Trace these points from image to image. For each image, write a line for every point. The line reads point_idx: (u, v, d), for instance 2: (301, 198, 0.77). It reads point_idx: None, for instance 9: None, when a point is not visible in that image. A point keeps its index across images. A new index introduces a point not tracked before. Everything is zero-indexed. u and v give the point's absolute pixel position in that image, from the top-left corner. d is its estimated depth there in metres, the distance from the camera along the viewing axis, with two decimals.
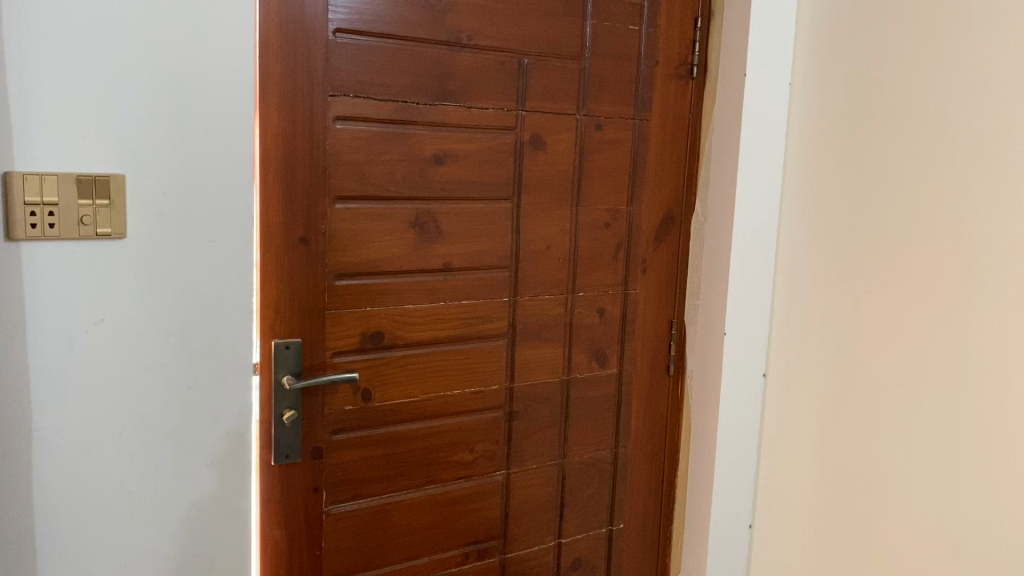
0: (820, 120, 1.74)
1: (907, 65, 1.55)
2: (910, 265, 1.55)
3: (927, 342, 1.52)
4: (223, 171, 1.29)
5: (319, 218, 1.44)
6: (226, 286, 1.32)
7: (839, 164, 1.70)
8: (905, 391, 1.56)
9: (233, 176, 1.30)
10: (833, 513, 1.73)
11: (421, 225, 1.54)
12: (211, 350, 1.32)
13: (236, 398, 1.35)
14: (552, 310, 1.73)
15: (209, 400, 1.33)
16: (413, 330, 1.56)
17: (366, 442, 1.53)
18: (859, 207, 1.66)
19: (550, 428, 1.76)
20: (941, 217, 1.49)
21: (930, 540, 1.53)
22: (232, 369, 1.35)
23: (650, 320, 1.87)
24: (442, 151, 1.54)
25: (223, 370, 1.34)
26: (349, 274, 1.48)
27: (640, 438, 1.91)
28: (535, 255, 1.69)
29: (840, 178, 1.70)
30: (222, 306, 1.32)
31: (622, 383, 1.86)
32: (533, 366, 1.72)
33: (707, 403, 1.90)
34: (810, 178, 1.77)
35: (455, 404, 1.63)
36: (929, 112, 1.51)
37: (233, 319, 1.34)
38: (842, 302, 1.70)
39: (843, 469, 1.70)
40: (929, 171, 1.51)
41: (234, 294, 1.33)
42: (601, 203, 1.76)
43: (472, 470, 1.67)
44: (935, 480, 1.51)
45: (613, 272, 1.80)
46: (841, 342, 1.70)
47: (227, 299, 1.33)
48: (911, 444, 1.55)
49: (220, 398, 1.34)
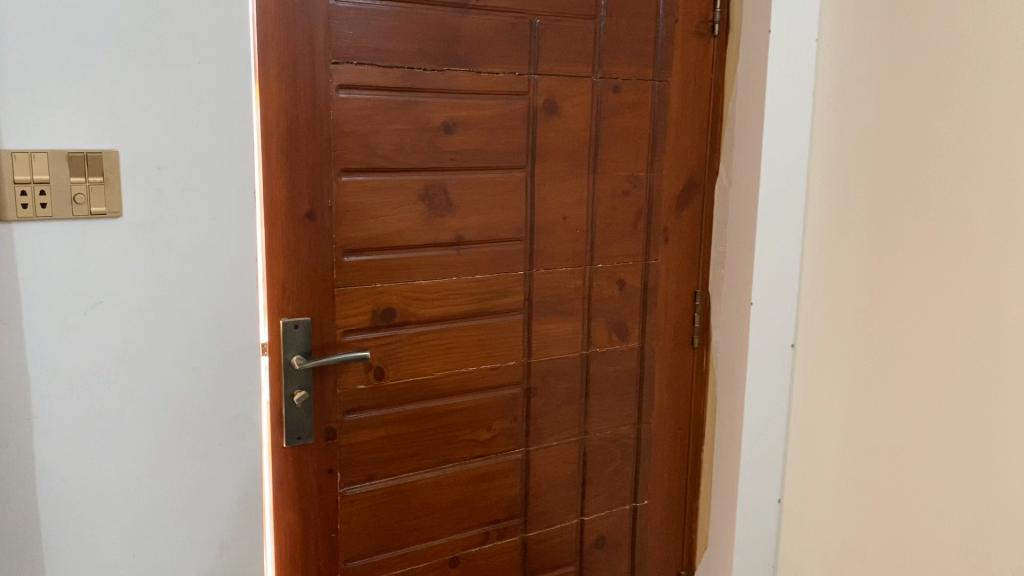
0: (843, 93, 1.67)
1: (931, 43, 1.47)
2: (931, 251, 1.49)
3: (949, 330, 1.47)
4: (222, 146, 1.24)
5: (325, 193, 1.38)
6: (229, 265, 1.28)
7: (861, 142, 1.63)
8: (928, 379, 1.51)
9: (231, 151, 1.25)
10: (863, 488, 1.67)
11: (431, 197, 1.48)
12: (215, 332, 1.28)
13: (243, 380, 1.32)
14: (570, 283, 1.67)
15: (216, 382, 1.29)
16: (426, 306, 1.51)
17: (380, 422, 1.49)
18: (880, 188, 1.59)
19: (569, 403, 1.71)
20: (963, 204, 1.43)
21: (953, 532, 1.48)
22: (238, 350, 1.31)
23: (672, 291, 1.81)
24: (452, 119, 1.48)
25: (229, 352, 1.30)
26: (357, 249, 1.43)
27: (664, 413, 1.85)
28: (552, 225, 1.62)
29: (861, 157, 1.63)
30: (225, 287, 1.28)
31: (644, 357, 1.80)
32: (551, 341, 1.66)
33: (734, 376, 1.84)
34: (834, 152, 1.70)
35: (471, 382, 1.58)
36: (953, 93, 1.44)
37: (237, 299, 1.29)
38: (864, 284, 1.64)
39: (868, 453, 1.65)
40: (952, 154, 1.45)
41: (237, 274, 1.29)
42: (620, 169, 1.69)
43: (490, 448, 1.62)
44: (959, 471, 1.46)
45: (633, 242, 1.73)
46: (864, 323, 1.64)
47: (230, 278, 1.28)
48: (935, 435, 1.50)
49: (226, 381, 1.30)
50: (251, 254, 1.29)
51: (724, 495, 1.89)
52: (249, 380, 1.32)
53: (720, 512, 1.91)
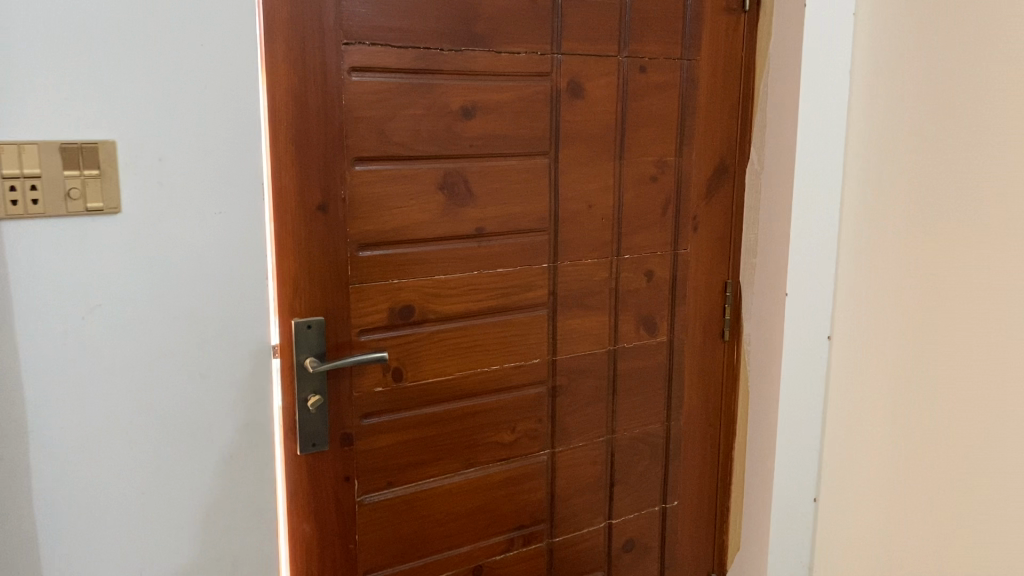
0: (884, 74, 1.57)
1: (979, 21, 1.37)
2: (980, 244, 1.40)
3: (1001, 329, 1.38)
4: (227, 134, 1.15)
5: (337, 183, 1.29)
6: (236, 263, 1.19)
7: (903, 127, 1.54)
8: (978, 380, 1.42)
9: (237, 140, 1.16)
10: (907, 487, 1.58)
11: (450, 187, 1.39)
12: (222, 334, 1.20)
13: (254, 385, 1.23)
14: (597, 275, 1.57)
15: (225, 389, 1.21)
16: (446, 302, 1.42)
17: (399, 426, 1.41)
18: (924, 176, 1.50)
19: (597, 402, 1.62)
20: (1014, 195, 1.34)
21: (1005, 542, 1.40)
22: (247, 354, 1.22)
23: (702, 282, 1.72)
24: (471, 102, 1.39)
25: (237, 356, 1.21)
26: (373, 243, 1.34)
27: (694, 410, 1.76)
28: (577, 214, 1.53)
29: (903, 143, 1.54)
30: (233, 285, 1.19)
31: (674, 351, 1.71)
32: (578, 337, 1.57)
33: (768, 370, 1.75)
34: (874, 137, 1.60)
35: (494, 381, 1.49)
36: (1004, 75, 1.34)
37: (245, 300, 1.21)
38: (908, 276, 1.55)
39: (913, 455, 1.57)
40: (1002, 141, 1.35)
41: (245, 272, 1.20)
42: (647, 154, 1.59)
43: (515, 451, 1.54)
44: (1012, 478, 1.38)
45: (661, 231, 1.64)
46: (908, 318, 1.56)
47: (238, 277, 1.19)
48: (987, 438, 1.42)
49: (235, 387, 1.22)
50: (260, 250, 1.20)
51: (759, 494, 1.80)
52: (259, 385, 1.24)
53: (753, 512, 1.82)
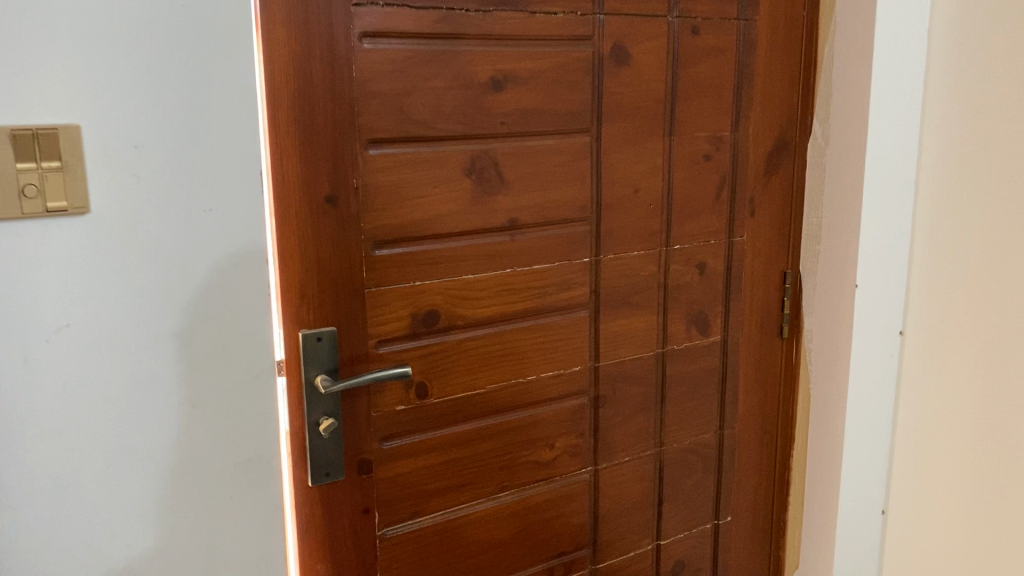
0: (972, 34, 1.38)
1: None
2: None
3: None
4: (218, 115, 0.95)
5: (348, 171, 1.10)
6: (233, 270, 0.99)
7: (994, 94, 1.35)
8: None
9: (229, 122, 0.96)
10: (992, 499, 1.41)
11: (479, 172, 1.20)
12: (218, 355, 1.01)
13: (254, 412, 1.05)
14: (644, 269, 1.38)
15: (220, 418, 1.02)
16: (475, 305, 1.23)
17: (424, 449, 1.22)
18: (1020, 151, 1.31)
19: (644, 412, 1.43)
20: None
21: None
22: (248, 376, 1.03)
23: (758, 273, 1.52)
24: (501, 73, 1.19)
25: (236, 379, 1.03)
26: (390, 240, 1.15)
27: (749, 416, 1.58)
28: (622, 201, 1.33)
29: (995, 114, 1.35)
30: (230, 297, 1.00)
31: (728, 352, 1.52)
32: (623, 340, 1.39)
33: (834, 370, 1.56)
34: (959, 106, 1.41)
35: (530, 394, 1.31)
36: None
37: (243, 313, 1.01)
38: (997, 264, 1.37)
39: (998, 463, 1.39)
40: None
41: (244, 281, 1.00)
42: (700, 130, 1.39)
43: (554, 470, 1.35)
44: None
45: (714, 217, 1.44)
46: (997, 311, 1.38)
47: (234, 288, 1.00)
48: None
49: (235, 415, 1.03)
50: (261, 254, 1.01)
51: (821, 507, 1.63)
52: (263, 412, 1.05)
53: (815, 526, 1.65)
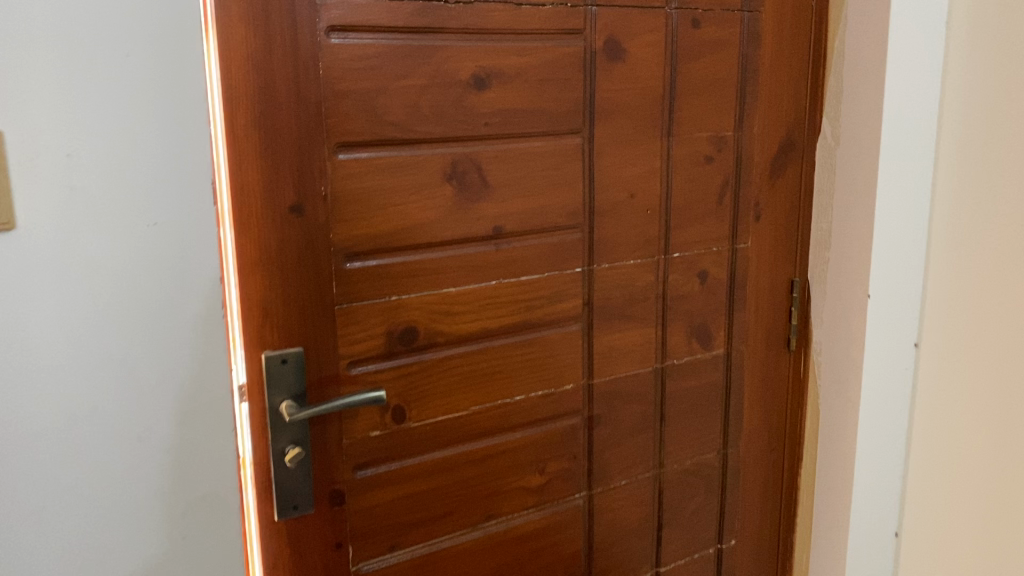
0: (991, 23, 1.26)
1: None
2: None
3: None
4: (163, 117, 0.85)
5: (314, 178, 1.00)
6: (183, 289, 0.89)
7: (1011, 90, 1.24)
8: None
9: (176, 125, 0.86)
10: (1011, 526, 1.30)
11: (460, 177, 1.10)
12: (168, 384, 0.90)
13: (210, 446, 0.94)
14: (642, 280, 1.28)
15: (172, 453, 0.92)
16: (458, 321, 1.13)
17: (402, 477, 1.13)
18: None
19: (642, 431, 1.34)
20: None
21: None
22: (202, 407, 0.92)
23: (764, 282, 1.43)
24: (484, 69, 1.09)
25: (191, 411, 0.92)
26: (362, 252, 1.05)
27: (754, 433, 1.48)
28: (617, 206, 1.24)
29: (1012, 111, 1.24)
30: (181, 320, 0.90)
31: (731, 366, 1.42)
32: (619, 355, 1.29)
33: (845, 385, 1.46)
34: (976, 102, 1.30)
35: (518, 415, 1.21)
36: None
37: (197, 337, 0.91)
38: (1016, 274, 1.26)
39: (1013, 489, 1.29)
40: None
41: (196, 302, 0.90)
42: (700, 130, 1.30)
43: (544, 496, 1.26)
44: None
45: (717, 222, 1.35)
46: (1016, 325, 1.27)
47: (186, 308, 0.90)
48: None
49: (190, 451, 0.92)
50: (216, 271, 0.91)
51: (831, 529, 1.53)
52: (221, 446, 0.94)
53: (824, 549, 1.55)
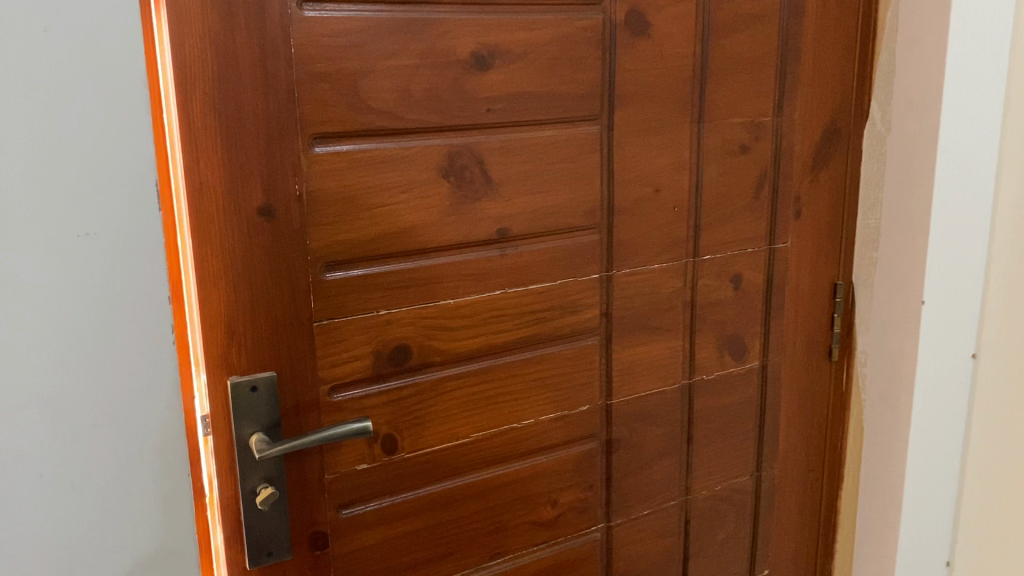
0: None
1: None
2: None
3: None
4: (93, 108, 0.71)
5: (286, 174, 0.86)
6: (124, 310, 0.75)
7: None
8: None
9: (110, 117, 0.72)
10: None
11: (459, 172, 0.95)
12: (108, 423, 0.76)
13: (163, 492, 0.80)
14: (667, 287, 1.13)
15: (115, 502, 0.78)
16: (457, 337, 0.99)
17: (394, 515, 0.99)
18: None
19: (667, 456, 1.20)
20: None
21: None
22: (151, 448, 0.79)
23: (803, 286, 1.27)
24: (486, 46, 0.94)
25: (137, 452, 0.78)
26: (345, 260, 0.90)
27: (790, 454, 1.33)
28: (640, 204, 1.08)
29: None
30: (122, 348, 0.76)
31: (767, 381, 1.27)
32: (642, 372, 1.14)
33: (894, 400, 1.31)
34: None
35: (527, 441, 1.07)
36: None
37: (142, 367, 0.77)
38: None
39: None
40: None
41: (139, 326, 0.76)
42: (734, 115, 1.14)
43: (556, 531, 1.12)
44: None
45: (752, 220, 1.19)
46: None
47: (127, 333, 0.76)
48: None
49: (137, 500, 0.79)
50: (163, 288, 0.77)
51: (875, 558, 1.39)
52: (175, 493, 0.81)
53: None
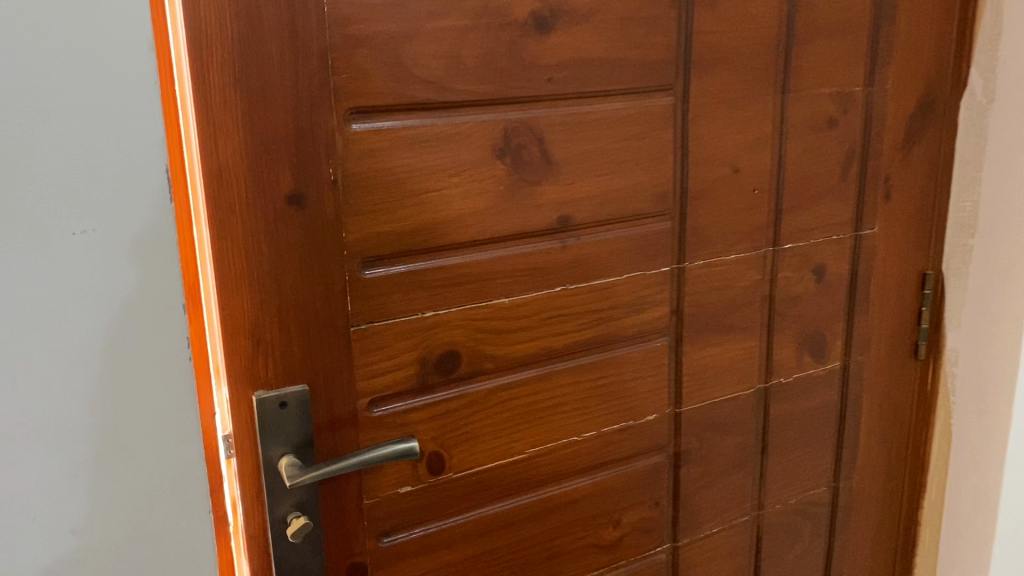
0: None
1: None
2: None
3: None
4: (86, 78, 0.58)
5: (319, 156, 0.73)
6: (131, 321, 0.64)
7: None
8: None
9: (109, 92, 0.59)
10: None
11: (515, 152, 0.82)
12: (114, 451, 0.65)
13: (178, 526, 0.69)
14: (745, 280, 1.00)
15: (122, 539, 0.67)
16: (513, 341, 0.86)
17: (442, 542, 0.88)
18: None
19: (738, 468, 1.07)
20: None
21: None
22: (164, 479, 0.68)
23: (891, 277, 1.14)
24: (547, 5, 0.80)
25: (150, 484, 0.67)
26: (386, 255, 0.78)
27: (871, 462, 1.20)
28: (716, 188, 0.95)
29: None
30: (130, 364, 0.64)
31: (849, 383, 1.14)
32: (715, 376, 1.01)
33: (990, 402, 1.18)
34: None
35: (588, 456, 0.95)
36: None
37: (154, 386, 0.66)
38: None
39: None
40: None
41: (150, 338, 0.65)
42: (822, 86, 1.00)
43: (619, 553, 1.01)
44: None
45: (837, 204, 1.06)
46: None
47: (135, 348, 0.64)
48: None
49: (148, 538, 0.68)
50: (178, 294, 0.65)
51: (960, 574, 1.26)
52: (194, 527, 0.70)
53: None
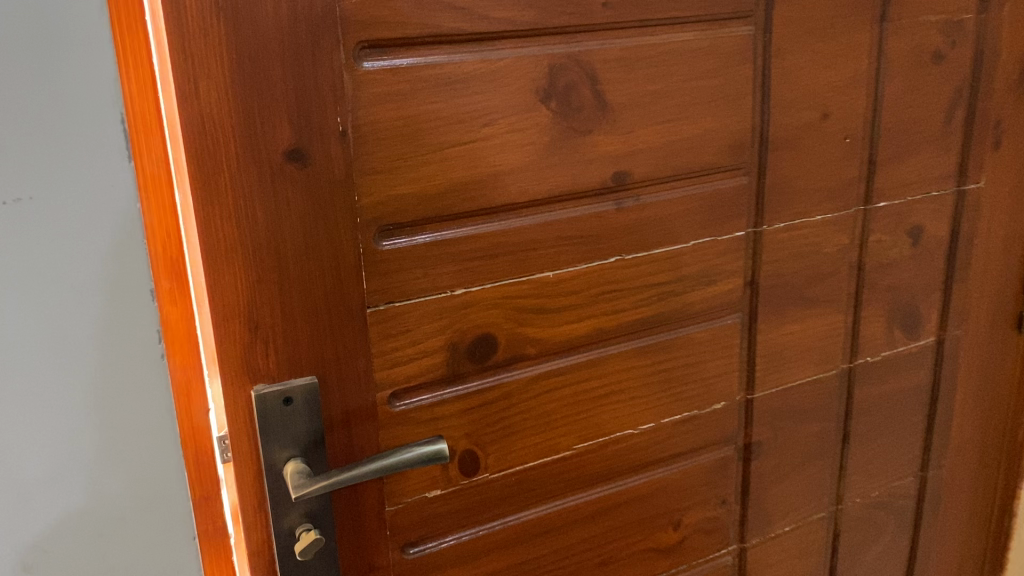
0: None
1: None
2: None
3: None
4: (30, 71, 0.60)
5: (324, 101, 0.59)
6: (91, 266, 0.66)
7: None
8: None
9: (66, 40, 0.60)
10: None
11: (564, 95, 0.68)
12: (73, 390, 0.68)
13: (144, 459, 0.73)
14: (830, 245, 0.86)
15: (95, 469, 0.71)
16: (559, 321, 0.73)
17: (478, 552, 0.76)
18: None
19: (816, 459, 0.94)
20: None
21: None
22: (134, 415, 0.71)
23: (999, 239, 0.97)
24: None
25: (97, 433, 0.70)
26: (408, 222, 0.65)
27: (965, 450, 1.06)
28: (800, 136, 0.80)
29: None
30: (95, 305, 0.67)
31: (944, 361, 0.99)
32: (791, 356, 0.88)
33: None
34: None
35: (645, 452, 0.82)
36: None
37: (109, 328, 0.68)
38: None
39: None
40: None
41: (116, 280, 0.67)
42: (929, 11, 0.83)
43: (680, 557, 0.88)
44: None
45: (941, 154, 0.90)
46: None
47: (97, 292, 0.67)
48: None
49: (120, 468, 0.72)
50: (122, 255, 0.66)
51: None
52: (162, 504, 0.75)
53: None
